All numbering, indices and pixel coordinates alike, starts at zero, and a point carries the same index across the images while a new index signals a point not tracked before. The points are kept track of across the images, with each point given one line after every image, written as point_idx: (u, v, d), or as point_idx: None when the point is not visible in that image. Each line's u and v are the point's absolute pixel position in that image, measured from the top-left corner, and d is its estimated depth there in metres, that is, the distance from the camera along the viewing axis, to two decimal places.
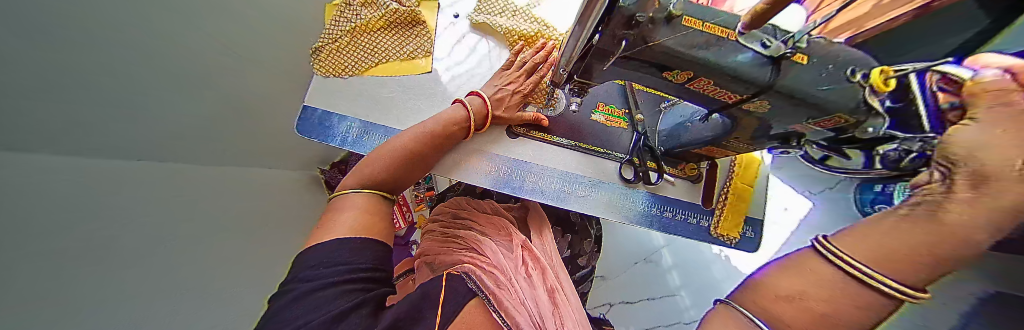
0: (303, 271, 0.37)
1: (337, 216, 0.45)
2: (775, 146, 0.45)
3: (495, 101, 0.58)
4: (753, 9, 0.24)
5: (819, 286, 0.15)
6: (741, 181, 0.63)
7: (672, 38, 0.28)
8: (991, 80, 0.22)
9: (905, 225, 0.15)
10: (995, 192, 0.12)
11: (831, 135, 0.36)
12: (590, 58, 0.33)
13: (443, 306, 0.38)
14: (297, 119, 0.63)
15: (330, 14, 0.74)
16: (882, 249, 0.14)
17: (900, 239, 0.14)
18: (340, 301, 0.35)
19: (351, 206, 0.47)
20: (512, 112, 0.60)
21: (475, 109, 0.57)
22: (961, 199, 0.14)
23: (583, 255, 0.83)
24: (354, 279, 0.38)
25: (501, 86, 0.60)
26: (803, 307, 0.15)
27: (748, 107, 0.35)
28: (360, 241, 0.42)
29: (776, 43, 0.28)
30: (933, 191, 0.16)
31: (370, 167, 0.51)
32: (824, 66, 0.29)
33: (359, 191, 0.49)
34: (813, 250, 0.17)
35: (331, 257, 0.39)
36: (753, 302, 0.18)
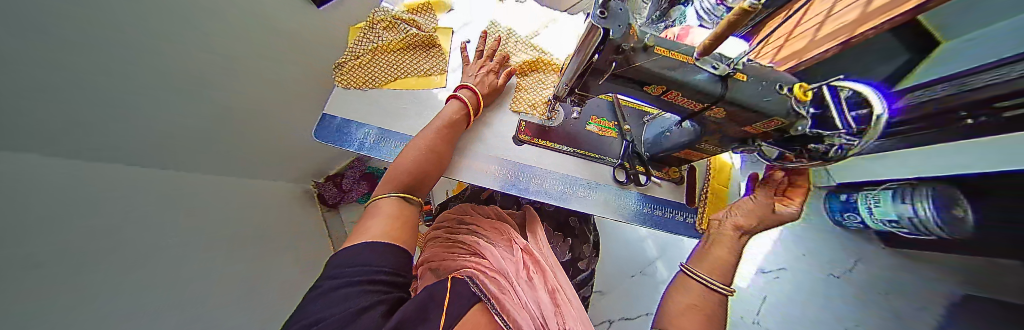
0: (331, 270, 0.36)
1: (369, 221, 0.47)
2: (738, 146, 0.55)
3: (479, 86, 0.69)
4: (701, 44, 0.33)
5: (704, 293, 0.41)
6: (717, 183, 0.72)
7: (649, 61, 0.37)
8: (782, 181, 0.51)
9: (715, 260, 0.45)
10: (730, 244, 0.47)
11: (778, 135, 0.45)
12: (588, 76, 0.43)
13: (449, 306, 0.36)
14: (316, 126, 0.69)
15: (354, 36, 0.84)
16: (715, 271, 0.44)
17: (717, 268, 0.44)
18: (358, 300, 0.32)
19: (382, 212, 0.49)
20: (492, 87, 0.71)
21: (467, 98, 0.66)
22: (725, 247, 0.47)
23: (582, 259, 0.87)
24: (373, 278, 0.36)
25: (476, 73, 0.71)
26: (701, 310, 0.39)
27: (709, 114, 0.45)
28: (384, 246, 0.41)
29: (723, 66, 0.38)
30: (718, 237, 0.48)
31: (396, 168, 0.56)
32: (759, 82, 0.40)
33: (393, 194, 0.53)
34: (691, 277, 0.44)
35: (357, 258, 0.38)
36: (675, 306, 0.41)
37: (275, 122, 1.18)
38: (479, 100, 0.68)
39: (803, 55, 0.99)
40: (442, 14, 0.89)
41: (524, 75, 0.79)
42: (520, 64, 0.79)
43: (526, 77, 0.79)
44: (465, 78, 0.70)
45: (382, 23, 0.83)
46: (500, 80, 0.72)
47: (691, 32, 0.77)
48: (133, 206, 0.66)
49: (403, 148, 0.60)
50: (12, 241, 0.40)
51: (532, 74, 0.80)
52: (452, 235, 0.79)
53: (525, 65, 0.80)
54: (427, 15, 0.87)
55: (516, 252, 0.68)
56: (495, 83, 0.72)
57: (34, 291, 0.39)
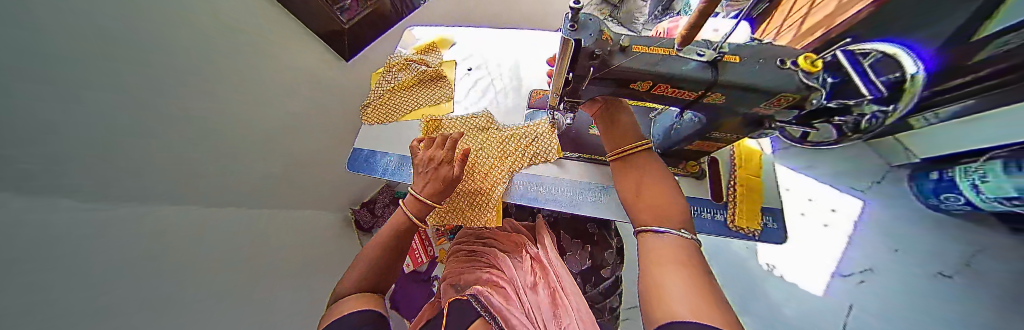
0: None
1: (337, 307, 0.46)
2: (757, 131, 0.51)
3: (427, 182, 0.63)
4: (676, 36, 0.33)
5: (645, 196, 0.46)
6: (746, 171, 0.65)
7: (627, 61, 0.38)
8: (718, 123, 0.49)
9: (645, 168, 0.50)
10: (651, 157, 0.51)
11: (798, 112, 0.42)
12: (573, 84, 0.45)
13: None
14: (348, 159, 0.82)
15: (376, 79, 0.97)
16: (646, 180, 0.48)
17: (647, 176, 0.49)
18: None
19: (349, 299, 0.47)
20: (439, 176, 0.62)
21: (414, 203, 0.63)
22: (650, 157, 0.51)
23: (606, 266, 0.84)
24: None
25: (430, 166, 0.65)
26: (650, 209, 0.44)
27: (708, 100, 0.43)
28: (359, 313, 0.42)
29: (710, 51, 0.38)
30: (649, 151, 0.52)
31: (355, 267, 0.54)
32: (756, 60, 0.38)
33: (356, 294, 0.49)
34: (628, 183, 0.50)
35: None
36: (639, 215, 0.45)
37: (308, 159, 1.34)
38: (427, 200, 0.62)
39: (833, 20, 0.88)
40: (446, 50, 0.99)
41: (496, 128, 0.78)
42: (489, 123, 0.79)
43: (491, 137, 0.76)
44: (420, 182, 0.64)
45: (397, 65, 0.94)
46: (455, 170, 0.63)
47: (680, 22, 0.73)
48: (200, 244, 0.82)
49: (356, 256, 0.58)
50: (85, 285, 0.52)
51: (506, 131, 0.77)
52: (471, 248, 0.82)
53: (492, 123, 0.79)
54: (433, 52, 0.97)
55: (525, 260, 0.69)
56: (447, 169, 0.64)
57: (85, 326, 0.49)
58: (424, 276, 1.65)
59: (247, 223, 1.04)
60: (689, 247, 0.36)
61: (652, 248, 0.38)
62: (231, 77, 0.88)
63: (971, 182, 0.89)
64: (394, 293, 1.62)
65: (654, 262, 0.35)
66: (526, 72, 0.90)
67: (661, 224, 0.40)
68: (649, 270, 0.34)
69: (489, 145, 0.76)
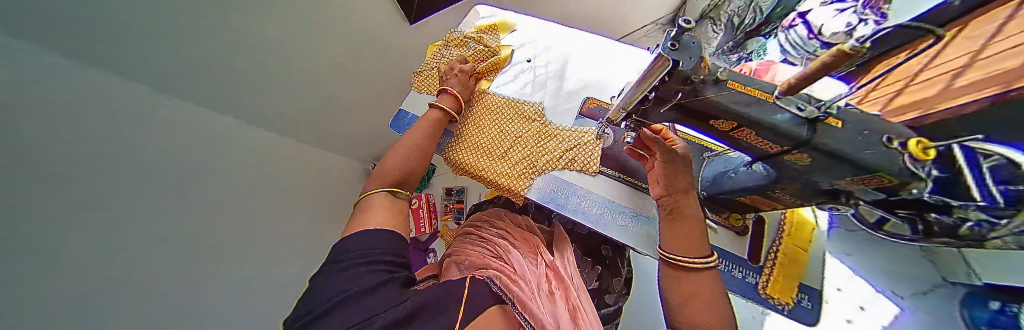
0: (351, 250, 0.48)
1: (363, 214, 0.56)
2: (826, 203, 0.46)
3: (455, 85, 0.81)
4: (784, 82, 0.32)
5: (694, 308, 0.46)
6: (793, 241, 0.60)
7: (718, 95, 0.37)
8: (793, 186, 0.45)
9: (704, 280, 0.49)
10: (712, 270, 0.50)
11: (881, 196, 0.38)
12: (649, 105, 0.44)
13: (467, 304, 0.44)
14: (393, 118, 0.86)
15: (431, 51, 1.00)
16: (699, 293, 0.47)
17: (703, 289, 0.48)
18: (370, 277, 0.44)
19: (380, 205, 0.58)
20: (464, 81, 0.83)
21: (445, 102, 0.78)
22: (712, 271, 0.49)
23: (611, 293, 0.82)
24: (373, 260, 0.47)
25: (458, 75, 0.83)
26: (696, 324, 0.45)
27: (790, 158, 0.40)
28: (379, 231, 0.51)
29: (811, 108, 0.33)
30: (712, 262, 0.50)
31: (388, 167, 0.64)
32: (859, 130, 0.34)
33: (383, 190, 0.61)
34: (677, 284, 0.50)
35: (363, 244, 0.48)
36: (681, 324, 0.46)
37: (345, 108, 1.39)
38: (457, 101, 0.80)
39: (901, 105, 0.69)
40: (505, 34, 0.99)
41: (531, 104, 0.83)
42: (529, 110, 0.82)
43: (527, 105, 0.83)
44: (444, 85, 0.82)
45: (455, 42, 0.97)
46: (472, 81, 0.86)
47: (773, 66, 0.69)
48: (197, 166, 0.92)
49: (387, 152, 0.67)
50: (62, 182, 0.63)
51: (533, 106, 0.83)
52: (483, 234, 0.83)
53: (533, 110, 0.82)
54: (493, 35, 0.99)
55: (541, 264, 0.69)
56: (468, 79, 0.85)
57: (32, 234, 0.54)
58: (422, 246, 1.70)
59: (235, 147, 1.06)
60: None
61: None
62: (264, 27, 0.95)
63: None
64: None
65: None
66: (585, 75, 0.87)
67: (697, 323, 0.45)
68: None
69: (525, 136, 0.77)
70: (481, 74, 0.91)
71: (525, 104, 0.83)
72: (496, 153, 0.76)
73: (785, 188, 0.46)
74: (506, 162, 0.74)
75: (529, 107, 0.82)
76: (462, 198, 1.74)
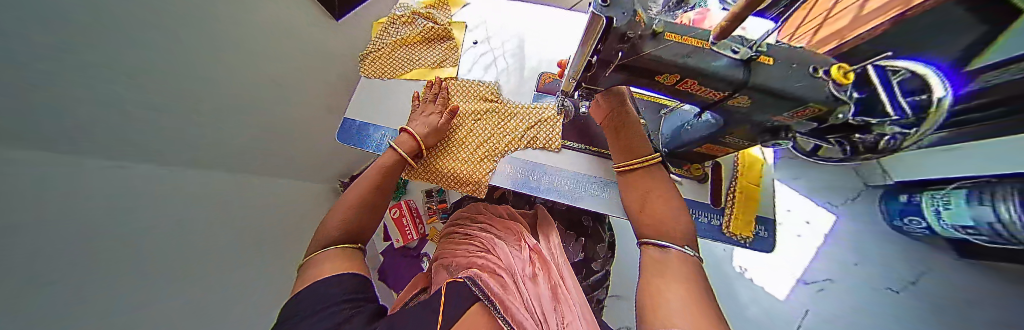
0: (303, 303, 0.43)
1: (311, 272, 0.49)
2: (770, 141, 0.49)
3: (414, 128, 0.69)
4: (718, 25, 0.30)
5: (658, 209, 0.49)
6: (747, 180, 0.64)
7: (657, 49, 0.36)
8: (740, 131, 0.47)
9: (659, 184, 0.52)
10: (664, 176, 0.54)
11: (815, 125, 0.40)
12: (595, 69, 0.42)
13: (445, 310, 0.40)
14: (339, 129, 0.77)
15: (377, 30, 0.90)
16: (658, 196, 0.51)
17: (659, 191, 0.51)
18: (333, 312, 0.40)
19: (328, 259, 0.52)
20: (421, 121, 0.70)
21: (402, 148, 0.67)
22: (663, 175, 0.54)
23: (596, 260, 0.85)
24: (333, 308, 0.41)
25: (420, 115, 0.71)
26: (659, 222, 0.47)
27: (732, 103, 0.41)
28: (336, 277, 0.47)
29: (745, 48, 0.34)
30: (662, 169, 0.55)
31: (349, 196, 0.62)
32: (788, 65, 0.35)
33: (331, 247, 0.54)
34: (638, 193, 0.53)
35: (318, 296, 0.43)
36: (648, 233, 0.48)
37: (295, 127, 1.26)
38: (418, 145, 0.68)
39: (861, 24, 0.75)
40: (457, 9, 0.91)
41: (489, 85, 0.78)
42: (489, 92, 0.77)
43: (489, 86, 0.78)
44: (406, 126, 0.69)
45: (403, 18, 0.89)
46: (440, 118, 0.70)
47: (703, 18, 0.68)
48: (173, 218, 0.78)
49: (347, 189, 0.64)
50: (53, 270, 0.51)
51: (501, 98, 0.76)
52: (467, 231, 0.81)
53: (493, 93, 0.77)
54: (443, 9, 0.90)
55: (524, 251, 0.69)
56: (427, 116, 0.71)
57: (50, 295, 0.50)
58: (413, 253, 1.66)
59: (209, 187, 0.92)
60: (689, 263, 0.40)
61: (657, 260, 0.42)
62: (239, 40, 0.88)
63: (936, 207, 0.93)
64: (383, 267, 1.65)
65: (656, 272, 0.39)
66: (540, 49, 0.84)
67: (663, 237, 0.45)
68: (653, 290, 0.36)
69: (486, 121, 0.73)
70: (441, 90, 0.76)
71: (486, 86, 0.78)
72: (458, 145, 0.72)
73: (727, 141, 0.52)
74: (468, 149, 0.71)
75: (487, 88, 0.78)
76: (442, 197, 1.70)
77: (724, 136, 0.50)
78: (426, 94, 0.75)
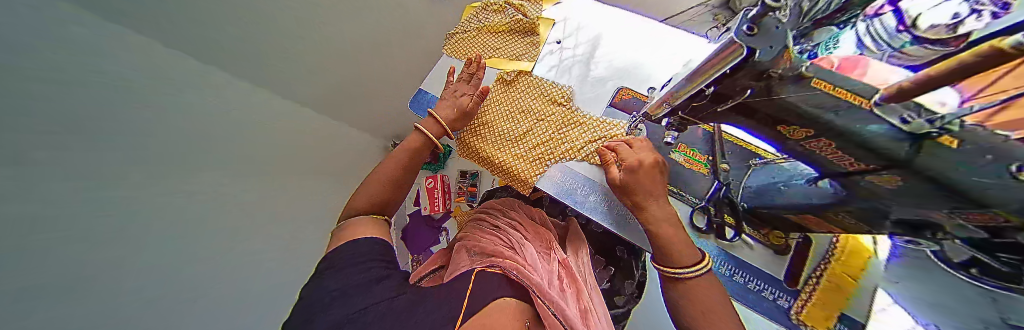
0: (344, 256, 0.52)
1: (346, 232, 0.59)
2: (900, 234, 0.38)
3: (448, 110, 0.73)
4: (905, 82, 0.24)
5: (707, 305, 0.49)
6: (842, 272, 0.52)
7: (797, 94, 0.32)
8: (860, 212, 0.39)
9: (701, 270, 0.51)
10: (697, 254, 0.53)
11: (986, 236, 0.30)
12: (706, 100, 0.41)
13: (470, 301, 0.46)
14: (413, 98, 0.86)
15: (469, 14, 0.95)
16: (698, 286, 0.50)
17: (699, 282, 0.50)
18: (371, 273, 0.50)
19: (358, 223, 0.60)
20: (453, 104, 0.73)
21: (433, 127, 0.71)
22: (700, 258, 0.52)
23: (621, 294, 0.81)
24: (371, 265, 0.51)
25: (457, 95, 0.75)
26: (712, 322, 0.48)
27: (874, 179, 0.33)
28: (371, 240, 0.56)
29: (920, 120, 0.24)
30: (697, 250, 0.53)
31: (384, 172, 0.67)
32: (982, 154, 0.22)
33: (364, 215, 0.62)
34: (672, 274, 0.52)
35: (359, 253, 0.52)
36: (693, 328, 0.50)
37: (359, 84, 1.41)
38: (446, 125, 0.72)
39: None
40: (549, 5, 0.90)
41: (562, 87, 0.77)
42: (560, 95, 0.76)
43: (560, 88, 0.76)
44: (440, 105, 0.74)
45: (494, 6, 0.92)
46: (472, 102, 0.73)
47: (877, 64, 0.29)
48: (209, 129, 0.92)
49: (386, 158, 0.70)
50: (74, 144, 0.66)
51: (569, 104, 0.74)
52: (496, 223, 0.82)
53: (564, 96, 0.75)
54: (536, 4, 0.90)
55: (552, 261, 0.68)
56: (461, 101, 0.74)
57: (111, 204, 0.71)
58: (436, 224, 1.76)
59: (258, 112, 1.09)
60: None
61: None
62: None
63: None
64: (406, 228, 1.79)
65: None
66: (624, 62, 0.79)
67: None
68: None
69: (548, 122, 0.73)
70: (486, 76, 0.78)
71: (558, 87, 0.77)
72: (512, 140, 0.73)
73: (817, 221, 0.47)
74: (522, 145, 0.72)
75: (558, 90, 0.76)
76: (476, 181, 1.76)
77: (830, 216, 0.43)
78: (463, 74, 0.77)
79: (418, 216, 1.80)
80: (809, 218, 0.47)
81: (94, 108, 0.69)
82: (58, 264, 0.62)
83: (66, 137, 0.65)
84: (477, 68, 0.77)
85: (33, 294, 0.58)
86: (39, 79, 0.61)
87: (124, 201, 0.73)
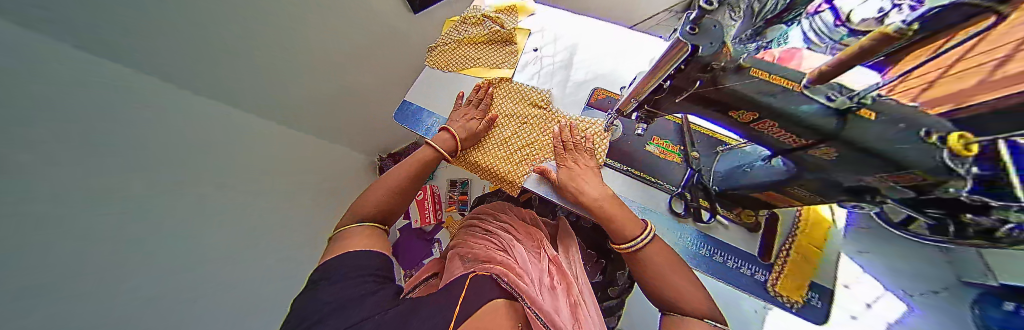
0: (335, 269, 0.51)
1: (342, 242, 0.57)
2: (846, 201, 0.43)
3: (459, 129, 0.73)
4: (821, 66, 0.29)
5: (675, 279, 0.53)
6: (807, 241, 0.58)
7: (740, 83, 0.36)
8: (813, 184, 0.43)
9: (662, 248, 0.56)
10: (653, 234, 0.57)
11: (912, 196, 0.34)
12: (666, 92, 0.45)
13: (465, 303, 0.46)
14: (397, 109, 0.87)
15: (448, 27, 0.98)
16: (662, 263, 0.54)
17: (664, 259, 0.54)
18: (363, 286, 0.49)
19: (356, 233, 0.59)
20: (464, 126, 0.74)
21: (442, 144, 0.72)
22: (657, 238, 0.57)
23: (614, 286, 0.83)
24: (367, 279, 0.50)
25: (466, 116, 0.77)
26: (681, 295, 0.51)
27: (814, 153, 0.37)
28: (369, 252, 0.55)
29: (843, 97, 0.30)
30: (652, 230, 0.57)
31: (392, 174, 0.68)
32: (896, 124, 0.28)
33: (363, 223, 0.61)
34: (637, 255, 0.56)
35: (355, 267, 0.51)
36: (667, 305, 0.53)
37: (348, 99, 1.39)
38: (456, 143, 0.72)
39: None
40: (524, 16, 0.95)
41: (543, 91, 0.80)
42: (542, 99, 0.78)
43: (541, 92, 0.80)
44: (449, 124, 0.75)
45: (472, 19, 0.95)
46: (482, 125, 0.75)
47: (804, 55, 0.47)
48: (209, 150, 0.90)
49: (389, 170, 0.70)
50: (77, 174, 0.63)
51: (551, 107, 0.78)
52: (488, 228, 0.82)
53: (546, 100, 0.78)
54: (512, 15, 0.94)
55: (543, 259, 0.69)
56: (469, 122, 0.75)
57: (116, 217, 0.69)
58: (428, 237, 1.73)
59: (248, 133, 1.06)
60: None
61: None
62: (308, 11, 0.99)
63: None
64: (398, 242, 1.74)
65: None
66: (599, 65, 0.84)
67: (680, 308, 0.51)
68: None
69: (531, 124, 0.75)
70: (491, 97, 0.80)
71: (540, 91, 0.80)
72: (502, 146, 0.75)
73: (777, 197, 0.51)
74: (509, 148, 0.74)
75: (540, 94, 0.79)
76: (466, 190, 1.76)
77: (789, 191, 0.47)
78: (472, 99, 0.80)
79: (409, 229, 1.77)
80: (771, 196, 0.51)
81: (95, 113, 0.66)
82: (59, 262, 0.60)
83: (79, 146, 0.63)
84: (482, 90, 0.80)
85: (32, 292, 0.56)
86: (37, 79, 0.57)
87: (134, 200, 0.73)
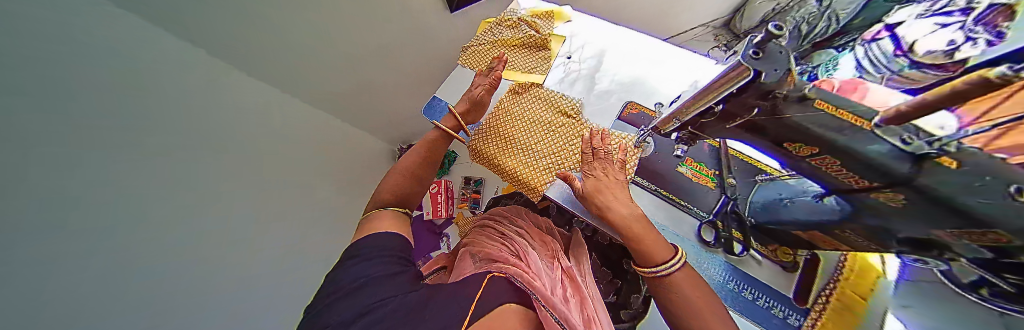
0: (360, 248, 0.54)
1: (368, 223, 0.61)
2: (910, 253, 0.38)
3: None
4: (917, 98, 0.26)
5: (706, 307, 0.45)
6: (853, 290, 0.53)
7: (803, 115, 0.35)
8: (873, 229, 0.38)
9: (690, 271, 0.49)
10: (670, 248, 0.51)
11: (994, 257, 0.29)
12: (712, 118, 0.45)
13: (480, 301, 0.45)
14: (427, 105, 0.90)
15: (483, 28, 1.00)
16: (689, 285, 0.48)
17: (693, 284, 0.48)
18: (385, 268, 0.50)
19: (381, 215, 0.62)
20: None
21: None
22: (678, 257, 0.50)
23: (630, 308, 0.79)
24: (389, 260, 0.52)
25: None
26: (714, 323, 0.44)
27: (880, 196, 0.34)
28: (395, 236, 0.57)
29: (916, 139, 0.27)
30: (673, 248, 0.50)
31: (417, 164, 0.70)
32: (981, 177, 0.22)
33: (386, 207, 0.64)
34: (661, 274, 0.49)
35: (377, 247, 0.53)
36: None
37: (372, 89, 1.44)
38: None
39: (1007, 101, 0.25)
40: (561, 23, 0.95)
41: (573, 100, 0.80)
42: (570, 107, 0.78)
43: (571, 100, 0.79)
44: (469, 112, 0.76)
45: (508, 22, 0.96)
46: None
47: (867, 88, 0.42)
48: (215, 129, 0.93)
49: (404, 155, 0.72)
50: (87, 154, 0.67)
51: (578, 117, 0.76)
52: (503, 229, 0.83)
53: (573, 108, 0.77)
54: (548, 20, 0.93)
55: (556, 269, 0.68)
56: None
57: (135, 203, 0.75)
58: (437, 230, 1.76)
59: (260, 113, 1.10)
60: None
61: None
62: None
63: None
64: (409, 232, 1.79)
65: None
66: (633, 79, 0.82)
67: None
68: None
69: (560, 132, 0.75)
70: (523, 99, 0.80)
71: (569, 100, 0.80)
72: (528, 152, 0.75)
73: (824, 239, 0.47)
74: (534, 154, 0.74)
75: (568, 102, 0.78)
76: (479, 188, 1.77)
77: (838, 232, 0.43)
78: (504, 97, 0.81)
79: (420, 221, 1.81)
80: (813, 234, 0.48)
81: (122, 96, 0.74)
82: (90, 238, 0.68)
83: (105, 134, 0.70)
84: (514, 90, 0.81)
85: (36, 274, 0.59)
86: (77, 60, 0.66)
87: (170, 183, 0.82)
